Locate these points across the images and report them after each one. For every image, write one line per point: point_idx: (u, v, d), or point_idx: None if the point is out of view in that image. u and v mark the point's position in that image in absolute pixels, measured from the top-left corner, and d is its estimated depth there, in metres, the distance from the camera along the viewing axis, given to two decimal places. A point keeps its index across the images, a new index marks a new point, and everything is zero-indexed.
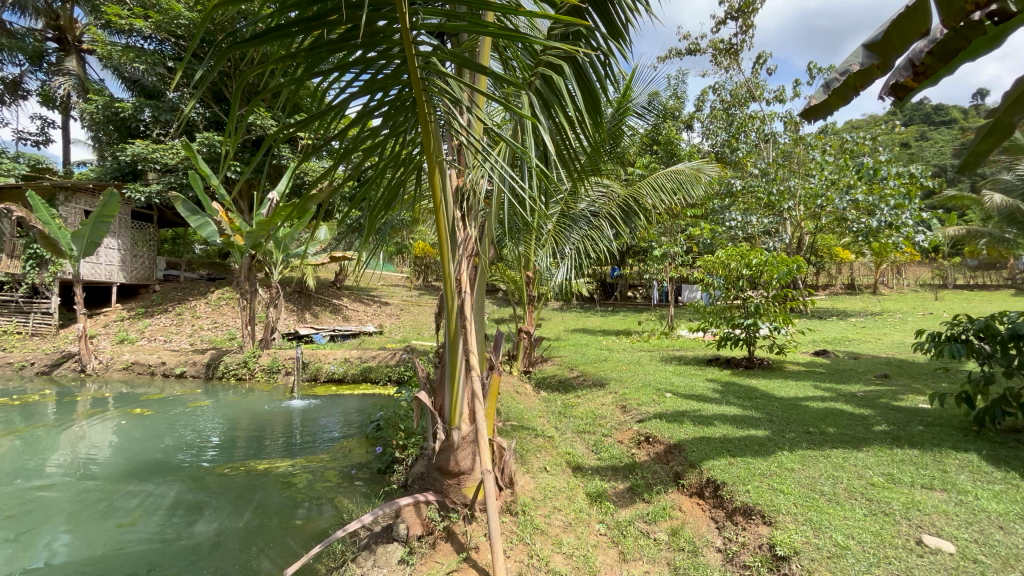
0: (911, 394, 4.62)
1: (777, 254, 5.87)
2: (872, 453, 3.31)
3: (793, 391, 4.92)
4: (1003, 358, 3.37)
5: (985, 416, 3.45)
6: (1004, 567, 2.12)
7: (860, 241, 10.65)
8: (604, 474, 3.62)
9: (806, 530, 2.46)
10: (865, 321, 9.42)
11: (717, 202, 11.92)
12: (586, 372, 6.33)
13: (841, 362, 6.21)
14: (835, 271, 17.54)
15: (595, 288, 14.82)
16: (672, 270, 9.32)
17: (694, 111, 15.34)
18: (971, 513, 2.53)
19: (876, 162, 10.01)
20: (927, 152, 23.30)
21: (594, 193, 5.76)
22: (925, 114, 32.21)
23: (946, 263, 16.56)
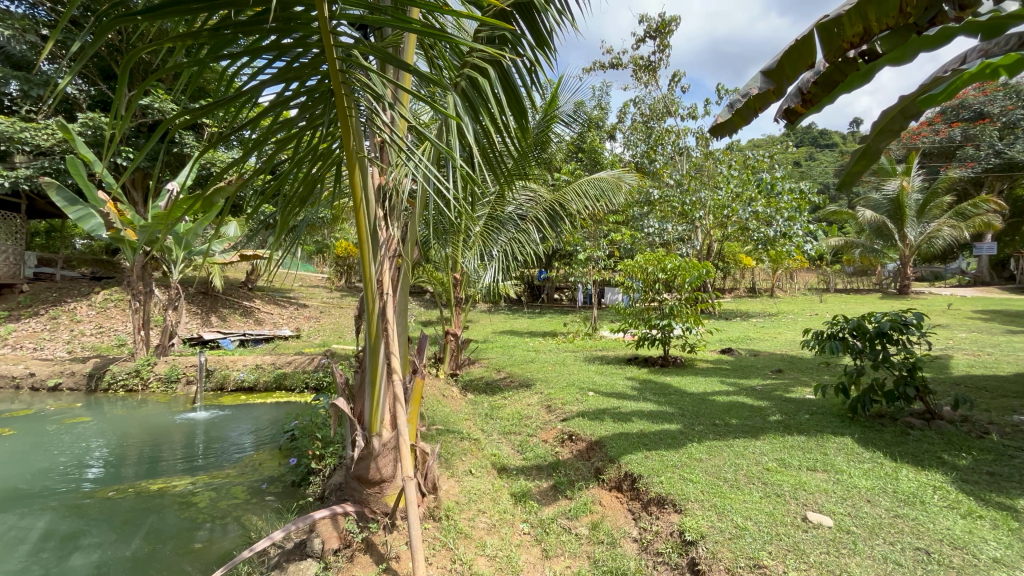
0: (799, 386, 5.17)
1: (689, 260, 6.35)
2: (768, 440, 3.66)
3: (702, 387, 5.32)
4: (871, 353, 3.89)
5: (858, 403, 3.95)
6: (871, 535, 2.43)
7: (760, 249, 11.70)
8: (529, 474, 3.67)
9: (711, 515, 2.65)
10: (763, 322, 10.44)
11: (637, 210, 12.62)
12: (513, 373, 6.41)
13: (742, 359, 6.80)
14: (738, 276, 19.21)
15: (523, 290, 15.05)
16: (596, 274, 9.69)
17: (616, 122, 16.13)
18: (846, 489, 2.88)
19: (774, 178, 11.22)
20: (814, 171, 26.23)
21: (521, 197, 5.92)
22: (813, 137, 36.30)
23: (828, 269, 18.77)
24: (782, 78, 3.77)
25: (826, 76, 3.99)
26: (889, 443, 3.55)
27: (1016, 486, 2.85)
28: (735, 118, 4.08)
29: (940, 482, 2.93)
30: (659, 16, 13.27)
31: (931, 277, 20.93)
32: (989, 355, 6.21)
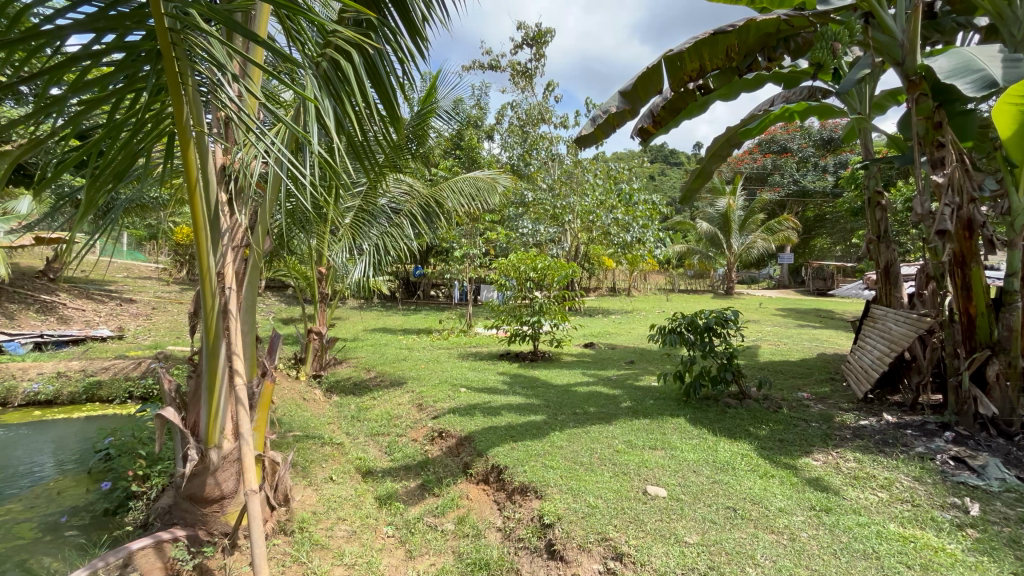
0: (647, 375, 5.83)
1: (557, 260, 6.79)
2: (619, 425, 4.07)
3: (566, 378, 5.72)
4: (701, 344, 4.53)
5: (690, 388, 4.58)
6: (694, 500, 2.84)
7: (620, 252, 12.92)
8: (396, 475, 3.58)
9: (567, 497, 2.86)
10: (620, 318, 11.56)
11: (512, 210, 13.07)
12: (383, 372, 6.18)
13: (601, 352, 7.46)
14: (601, 276, 20.98)
15: (397, 286, 14.60)
16: (471, 271, 9.80)
17: (494, 123, 16.48)
18: (678, 463, 3.32)
19: (631, 189, 12.50)
20: (665, 185, 29.76)
21: (394, 190, 5.68)
22: (664, 155, 41.14)
23: (674, 272, 21.46)
24: (635, 99, 4.25)
25: (671, 103, 4.61)
26: (712, 420, 4.18)
27: (797, 449, 3.57)
28: (596, 132, 4.46)
29: (746, 450, 3.54)
30: (536, 25, 13.86)
31: (748, 280, 25.11)
32: (784, 344, 7.66)
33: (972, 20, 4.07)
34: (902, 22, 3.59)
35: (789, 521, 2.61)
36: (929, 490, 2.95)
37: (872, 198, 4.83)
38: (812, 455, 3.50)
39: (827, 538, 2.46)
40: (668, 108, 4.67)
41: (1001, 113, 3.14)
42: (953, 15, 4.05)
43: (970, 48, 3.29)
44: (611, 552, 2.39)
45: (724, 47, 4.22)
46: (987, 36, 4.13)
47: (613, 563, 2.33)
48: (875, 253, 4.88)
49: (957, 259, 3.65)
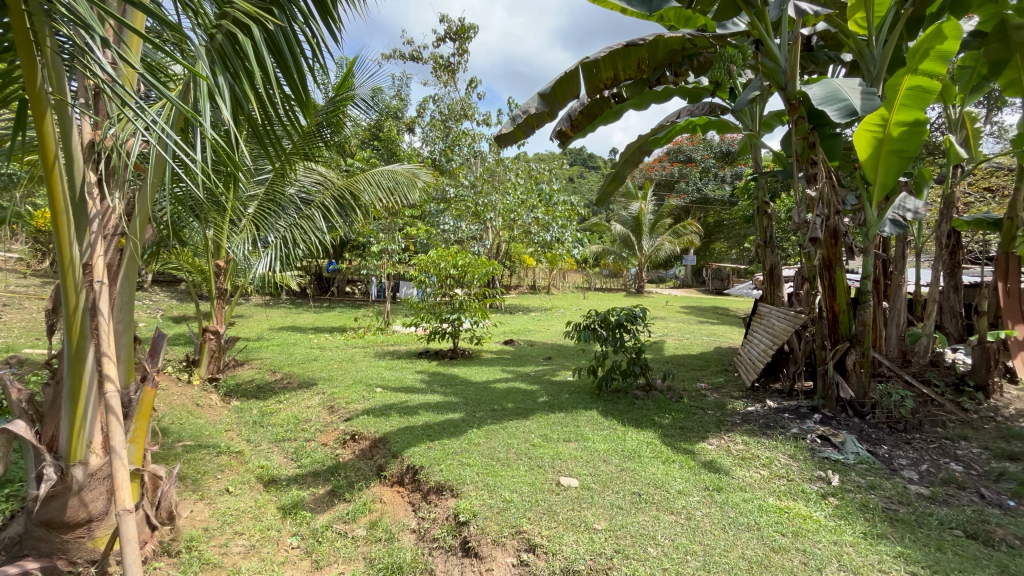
0: (563, 370, 6.04)
1: (477, 257, 6.76)
2: (535, 419, 4.17)
3: (485, 375, 5.76)
4: (613, 340, 4.75)
5: (603, 382, 4.81)
6: (603, 488, 2.98)
7: (540, 251, 13.23)
8: (303, 482, 3.39)
9: (483, 493, 2.87)
10: (539, 315, 11.86)
11: (433, 206, 12.88)
12: (292, 373, 5.80)
13: (521, 348, 7.60)
14: (522, 274, 21.34)
15: (308, 282, 13.77)
16: (389, 267, 9.48)
17: (416, 116, 16.10)
18: (590, 454, 3.47)
19: (552, 189, 12.86)
20: (583, 188, 30.98)
21: (304, 178, 5.40)
22: (583, 158, 42.76)
23: (590, 271, 22.43)
24: (553, 102, 4.38)
25: (589, 108, 4.92)
26: (622, 412, 4.43)
27: (694, 435, 3.89)
28: (516, 131, 4.53)
29: (651, 438, 3.79)
30: (459, 20, 13.74)
31: (656, 280, 26.94)
32: (686, 339, 8.32)
33: (840, 56, 4.69)
34: (786, 51, 3.98)
35: (686, 502, 2.83)
36: (801, 466, 3.36)
37: (761, 207, 5.37)
38: (707, 440, 3.83)
39: (717, 515, 2.71)
40: (585, 113, 4.94)
41: (859, 139, 3.72)
42: (825, 50, 4.66)
43: (838, 81, 3.74)
44: (524, 544, 2.44)
45: (636, 59, 4.54)
46: (851, 70, 4.76)
47: (526, 554, 2.38)
48: (762, 256, 5.44)
49: (825, 263, 4.16)
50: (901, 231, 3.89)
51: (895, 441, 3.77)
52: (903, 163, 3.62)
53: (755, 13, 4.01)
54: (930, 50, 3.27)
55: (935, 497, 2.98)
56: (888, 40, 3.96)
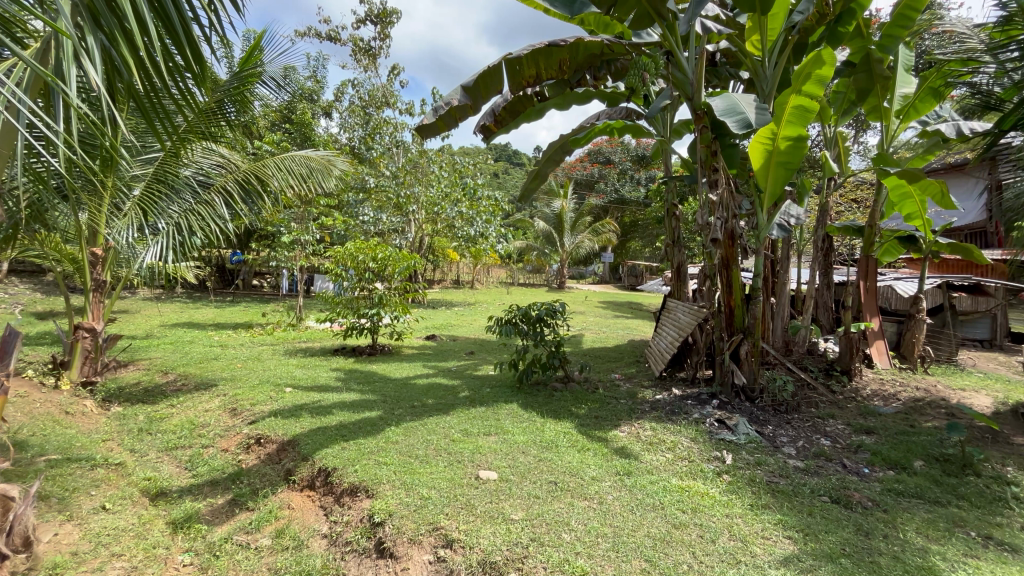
0: (484, 365, 6.07)
1: (398, 250, 6.52)
2: (456, 414, 4.16)
3: (405, 372, 5.62)
4: (533, 334, 4.84)
5: (524, 375, 4.88)
6: (521, 479, 3.04)
7: (463, 245, 13.15)
8: (199, 493, 3.10)
9: (400, 492, 2.81)
10: (462, 310, 11.85)
11: (351, 195, 12.33)
12: (187, 374, 5.27)
13: (442, 343, 7.53)
14: (445, 269, 21.13)
15: (208, 274, 12.60)
16: (302, 259, 8.92)
17: (333, 100, 15.26)
18: (509, 446, 3.53)
19: (476, 184, 12.85)
20: (507, 184, 31.31)
21: (201, 159, 4.97)
22: (508, 155, 43.14)
23: (513, 266, 22.73)
24: (476, 95, 4.36)
25: (511, 105, 5.00)
26: (541, 404, 4.54)
27: (607, 423, 4.10)
28: (438, 122, 4.47)
29: (568, 428, 3.92)
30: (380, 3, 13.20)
31: (577, 276, 28.00)
32: (603, 333, 8.73)
33: (738, 73, 5.13)
34: (693, 64, 4.29)
35: (599, 487, 2.97)
36: (700, 447, 3.67)
37: (670, 209, 5.74)
38: (619, 427, 4.05)
39: (627, 497, 2.87)
40: (508, 109, 5.05)
41: (753, 150, 4.09)
42: (726, 66, 5.07)
43: (736, 95, 4.09)
44: (441, 540, 2.42)
45: (558, 59, 4.66)
46: (747, 86, 5.23)
47: (443, 550, 2.36)
48: (670, 255, 5.82)
49: (723, 262, 4.55)
50: (785, 234, 4.51)
51: (778, 421, 4.24)
52: (788, 174, 4.05)
53: (666, 26, 4.27)
54: (811, 74, 3.65)
55: (809, 469, 3.39)
56: (778, 63, 4.40)
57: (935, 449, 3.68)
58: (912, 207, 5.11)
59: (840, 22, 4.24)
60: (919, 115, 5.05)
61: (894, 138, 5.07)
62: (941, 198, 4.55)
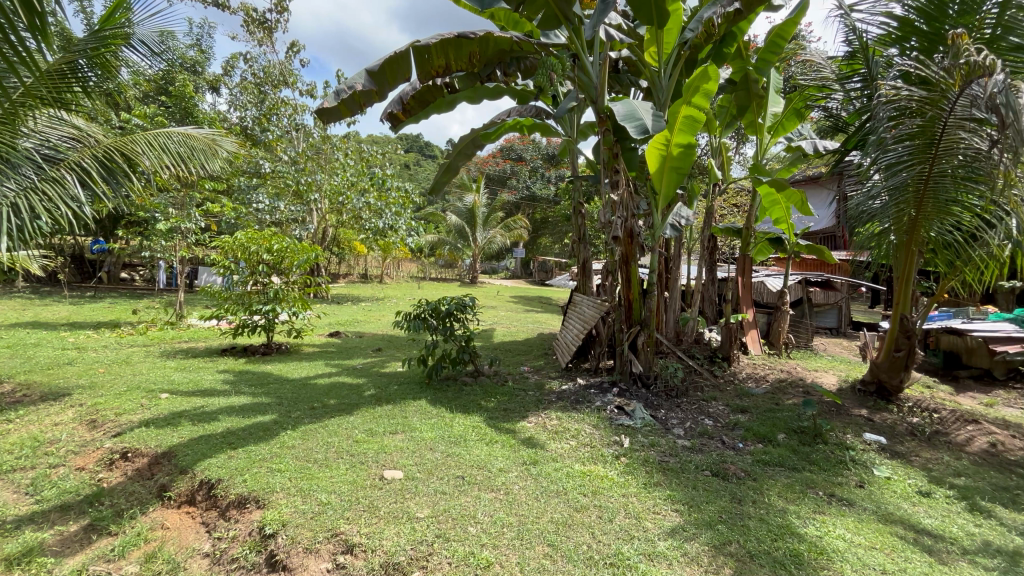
0: (392, 361, 5.89)
1: (297, 242, 6.07)
2: (360, 414, 3.98)
3: (304, 371, 5.27)
4: (442, 328, 4.77)
5: (432, 371, 4.80)
6: (427, 476, 2.99)
7: (371, 238, 12.63)
8: (45, 520, 2.64)
9: (295, 499, 2.63)
10: (370, 305, 11.39)
11: (243, 180, 11.20)
12: (30, 383, 4.47)
13: (348, 340, 7.18)
14: (352, 262, 20.16)
15: (62, 265, 10.80)
16: (184, 250, 7.98)
17: (221, 74, 13.80)
18: (415, 444, 3.45)
19: (384, 174, 12.32)
20: (419, 176, 30.64)
21: (45, 129, 4.30)
22: (420, 146, 42.05)
23: (425, 260, 22.34)
24: (382, 81, 4.20)
25: (421, 94, 4.93)
26: (450, 399, 4.50)
27: (515, 415, 4.19)
28: (341, 107, 4.23)
29: (476, 422, 3.94)
30: None
31: (490, 270, 28.24)
32: (513, 327, 8.89)
33: (637, 82, 5.47)
34: (597, 69, 4.48)
35: (505, 478, 3.02)
36: (601, 433, 3.88)
37: (577, 207, 5.98)
38: (527, 418, 4.16)
39: (532, 485, 2.95)
40: (417, 98, 4.97)
41: (650, 154, 4.39)
42: (627, 74, 5.38)
43: (635, 102, 4.34)
44: (341, 546, 2.30)
45: (467, 52, 4.61)
46: (645, 95, 5.59)
47: (343, 557, 2.25)
48: (577, 251, 6.07)
49: (623, 259, 4.83)
50: (677, 233, 4.89)
51: (669, 405, 4.62)
52: (680, 177, 4.42)
53: (572, 29, 4.41)
54: (699, 87, 3.88)
55: (694, 447, 3.74)
56: (672, 75, 4.76)
57: (794, 422, 4.24)
58: (780, 212, 5.81)
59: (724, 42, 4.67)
60: (785, 132, 5.81)
61: (766, 151, 5.73)
62: (802, 205, 5.23)
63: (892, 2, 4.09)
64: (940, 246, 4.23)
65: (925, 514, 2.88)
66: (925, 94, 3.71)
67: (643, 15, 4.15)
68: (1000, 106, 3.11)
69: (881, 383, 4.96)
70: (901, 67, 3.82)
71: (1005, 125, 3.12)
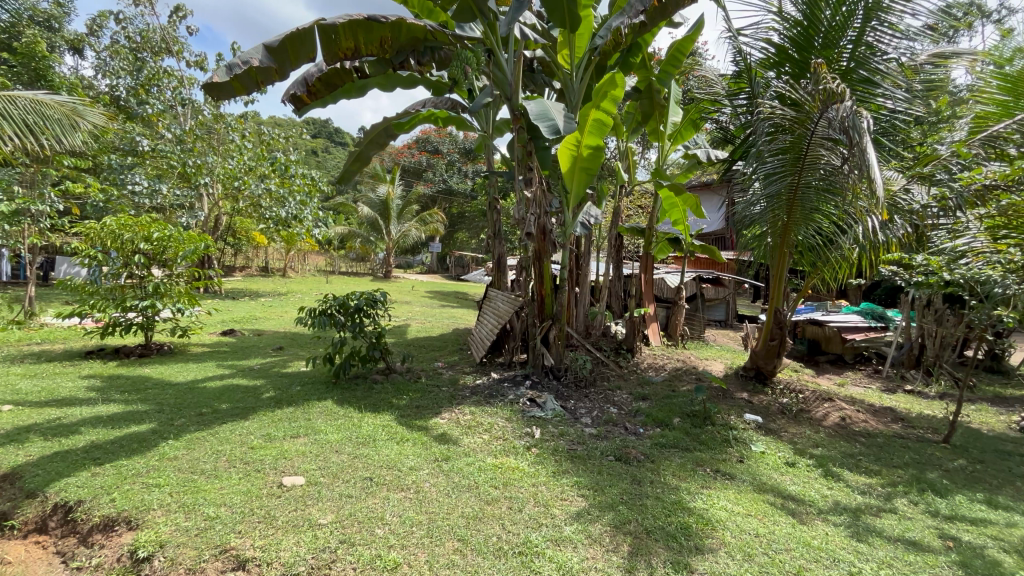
0: (295, 361, 5.51)
1: (182, 230, 5.43)
2: (257, 419, 3.67)
3: (190, 374, 4.74)
4: (351, 325, 4.56)
5: (340, 369, 4.58)
6: (332, 480, 2.84)
7: (272, 227, 11.70)
8: None
9: (177, 516, 2.36)
10: (271, 301, 10.55)
11: (113, 157, 9.68)
12: None
13: (244, 339, 6.60)
14: (250, 254, 18.53)
15: None
16: (35, 236, 6.81)
17: (85, 34, 11.94)
18: (319, 447, 3.26)
19: (287, 159, 11.39)
20: (328, 164, 28.99)
21: None
22: (329, 132, 39.61)
23: (334, 253, 21.18)
24: (282, 59, 3.90)
25: (329, 77, 4.73)
26: (359, 398, 4.32)
27: (428, 412, 4.12)
28: (234, 83, 3.89)
29: (387, 421, 3.82)
30: None
31: (404, 265, 27.50)
32: (428, 322, 8.75)
33: (550, 82, 5.63)
34: (511, 66, 4.54)
35: (416, 476, 2.97)
36: (513, 426, 3.95)
37: (492, 203, 5.98)
38: (440, 415, 4.11)
39: (444, 482, 2.93)
40: (324, 81, 4.75)
41: (562, 154, 4.52)
42: (541, 74, 5.51)
43: (548, 102, 4.44)
44: (231, 563, 2.11)
45: (378, 36, 4.41)
46: (558, 96, 5.76)
47: (234, 574, 2.07)
48: (492, 247, 6.08)
49: (536, 255, 4.92)
50: (587, 232, 5.10)
51: (578, 396, 4.83)
52: (590, 178, 4.61)
53: (487, 24, 4.42)
54: (607, 92, 4.06)
55: (600, 435, 3.94)
56: (584, 79, 4.95)
57: (687, 407, 4.64)
58: (677, 215, 6.30)
59: (630, 52, 4.94)
60: (683, 141, 6.29)
61: (667, 157, 6.17)
62: (696, 208, 5.71)
63: (771, 30, 4.59)
64: (806, 248, 4.82)
65: (790, 482, 3.30)
66: (794, 114, 4.20)
67: (557, 18, 4.26)
68: (849, 128, 3.62)
69: (760, 369, 5.58)
70: (777, 89, 4.31)
71: (853, 145, 3.63)
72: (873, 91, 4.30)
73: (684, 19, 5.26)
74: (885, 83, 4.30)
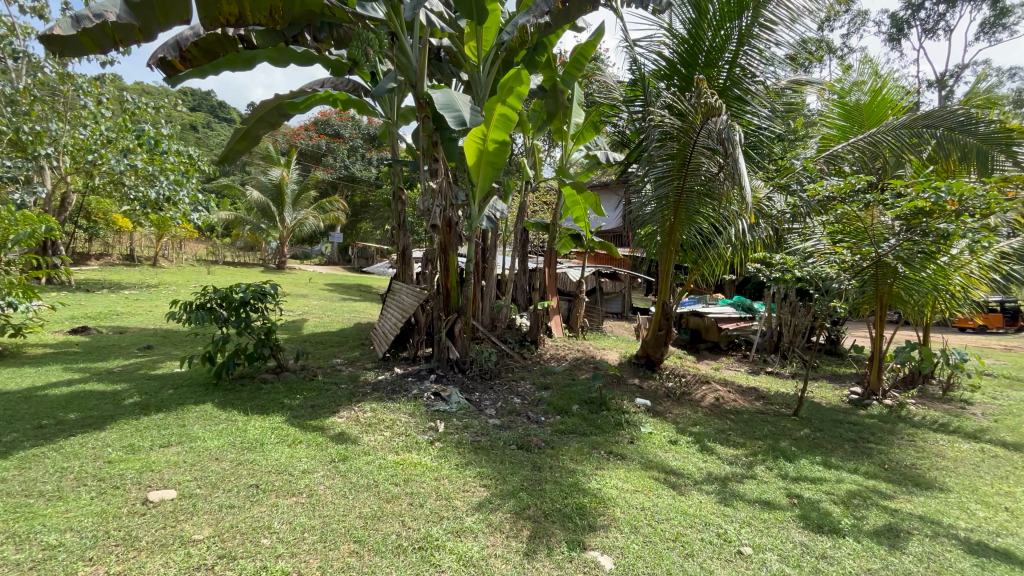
0: (167, 361, 4.89)
1: (15, 208, 4.53)
2: (117, 428, 3.20)
3: (27, 381, 3.99)
4: (235, 320, 4.15)
5: (222, 369, 4.15)
6: (211, 491, 2.57)
7: (138, 209, 10.21)
8: None
9: (5, 549, 1.99)
10: (137, 294, 9.23)
11: None
12: None
13: (100, 338, 5.70)
14: (110, 240, 16.03)
15: None
16: None
17: None
18: (195, 455, 2.94)
19: (158, 133, 10.00)
20: (211, 141, 25.97)
21: None
22: (211, 105, 35.34)
23: (217, 241, 19.09)
24: (146, 16, 3.41)
25: (207, 43, 4.27)
26: (245, 400, 3.96)
27: (325, 411, 3.90)
28: (83, 38, 3.33)
29: (277, 423, 3.54)
30: None
31: (301, 256, 25.64)
32: (326, 317, 8.27)
33: (457, 73, 5.58)
34: (416, 52, 4.39)
35: (309, 479, 2.80)
36: (417, 421, 3.88)
37: (396, 192, 5.77)
38: (337, 414, 3.91)
39: (340, 484, 2.79)
40: (201, 47, 4.28)
41: (469, 147, 4.49)
42: (448, 64, 5.44)
43: (454, 93, 4.38)
44: None
45: (268, 5, 4.05)
46: (465, 88, 5.72)
47: None
48: (396, 238, 5.87)
49: (442, 247, 4.85)
50: (492, 225, 5.14)
51: (483, 388, 4.88)
52: (496, 171, 4.65)
53: (391, 6, 4.26)
54: (513, 88, 4.11)
55: (503, 425, 4.03)
56: (490, 72, 4.97)
57: (585, 394, 4.90)
58: (579, 212, 6.61)
59: (536, 50, 5.04)
60: (585, 141, 6.60)
61: (570, 155, 6.43)
62: (595, 207, 6.03)
63: (662, 44, 4.97)
64: (689, 246, 5.30)
65: (673, 458, 3.65)
66: (681, 124, 4.59)
67: (463, 8, 4.22)
68: (725, 140, 4.03)
69: (649, 357, 6.08)
70: (666, 99, 4.67)
71: (727, 156, 4.06)
72: (743, 108, 4.85)
73: (586, 24, 5.50)
74: (754, 102, 4.88)
